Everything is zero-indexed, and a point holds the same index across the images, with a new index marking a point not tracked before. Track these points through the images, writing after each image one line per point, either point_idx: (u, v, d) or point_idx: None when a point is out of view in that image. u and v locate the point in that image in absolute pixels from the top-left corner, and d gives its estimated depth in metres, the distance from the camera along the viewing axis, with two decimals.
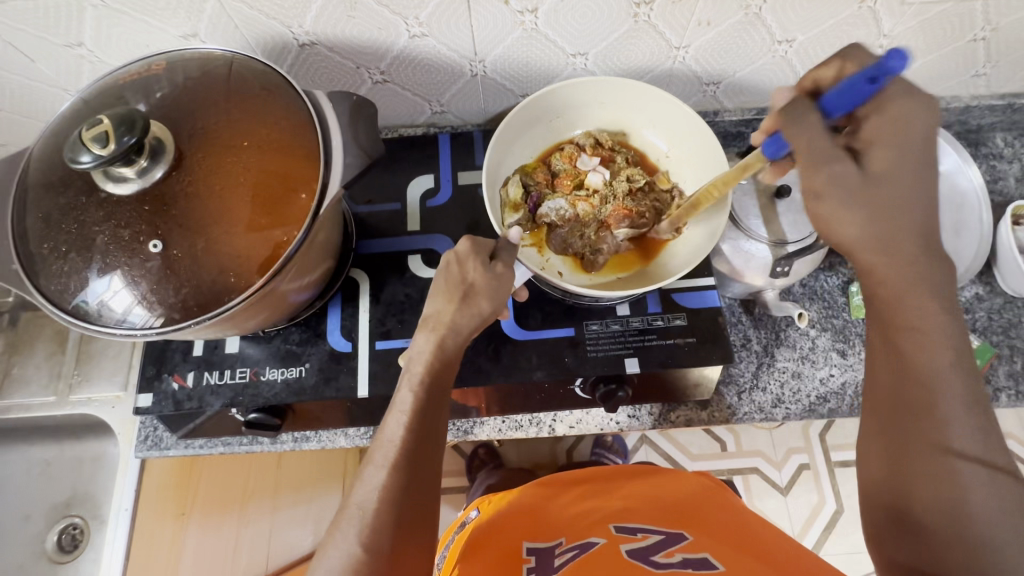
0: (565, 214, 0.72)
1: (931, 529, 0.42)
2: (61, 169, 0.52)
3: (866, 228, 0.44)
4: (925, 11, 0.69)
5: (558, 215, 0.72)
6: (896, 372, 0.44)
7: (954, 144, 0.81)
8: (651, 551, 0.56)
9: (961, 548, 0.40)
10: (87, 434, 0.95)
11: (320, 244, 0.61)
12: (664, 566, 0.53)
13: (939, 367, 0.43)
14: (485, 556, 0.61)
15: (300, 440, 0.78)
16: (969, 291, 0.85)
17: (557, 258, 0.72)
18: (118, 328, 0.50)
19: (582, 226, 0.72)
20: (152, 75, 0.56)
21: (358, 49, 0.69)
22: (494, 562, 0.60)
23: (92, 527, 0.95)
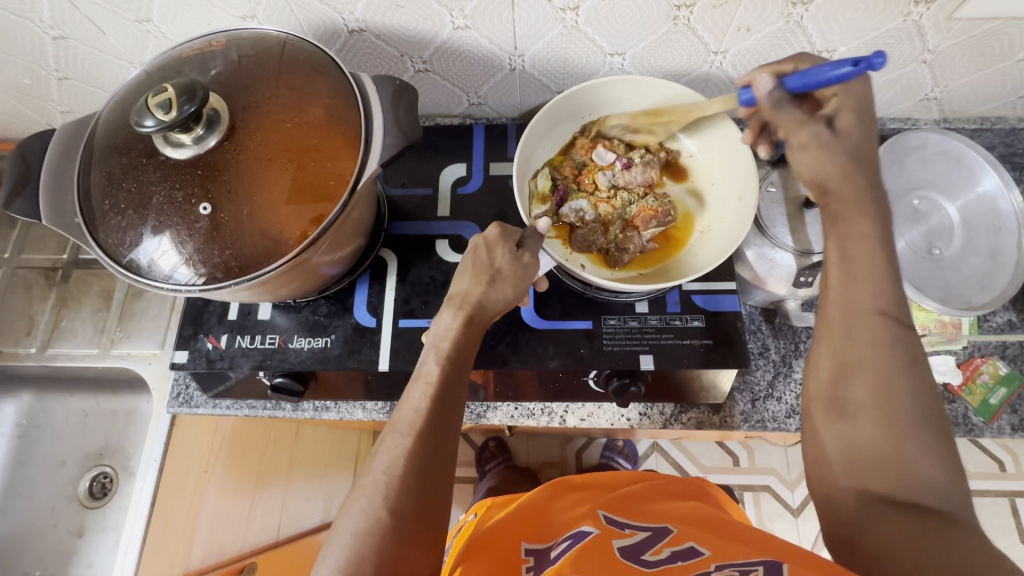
0: (588, 213, 0.72)
1: (863, 411, 0.45)
2: (125, 133, 0.56)
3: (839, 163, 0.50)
4: (972, 28, 0.68)
5: (580, 214, 0.72)
6: (843, 252, 0.48)
7: (996, 165, 0.78)
8: (641, 550, 0.58)
9: (886, 426, 0.44)
10: (123, 389, 1.00)
11: (354, 221, 0.64)
12: (656, 562, 0.55)
13: (879, 295, 0.46)
14: (484, 558, 0.63)
15: (320, 409, 0.81)
16: (1001, 317, 0.83)
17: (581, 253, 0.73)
18: (165, 283, 0.54)
19: (606, 227, 0.73)
20: (211, 51, 0.59)
21: (403, 38, 0.72)
22: (495, 564, 0.61)
23: (120, 477, 1.00)
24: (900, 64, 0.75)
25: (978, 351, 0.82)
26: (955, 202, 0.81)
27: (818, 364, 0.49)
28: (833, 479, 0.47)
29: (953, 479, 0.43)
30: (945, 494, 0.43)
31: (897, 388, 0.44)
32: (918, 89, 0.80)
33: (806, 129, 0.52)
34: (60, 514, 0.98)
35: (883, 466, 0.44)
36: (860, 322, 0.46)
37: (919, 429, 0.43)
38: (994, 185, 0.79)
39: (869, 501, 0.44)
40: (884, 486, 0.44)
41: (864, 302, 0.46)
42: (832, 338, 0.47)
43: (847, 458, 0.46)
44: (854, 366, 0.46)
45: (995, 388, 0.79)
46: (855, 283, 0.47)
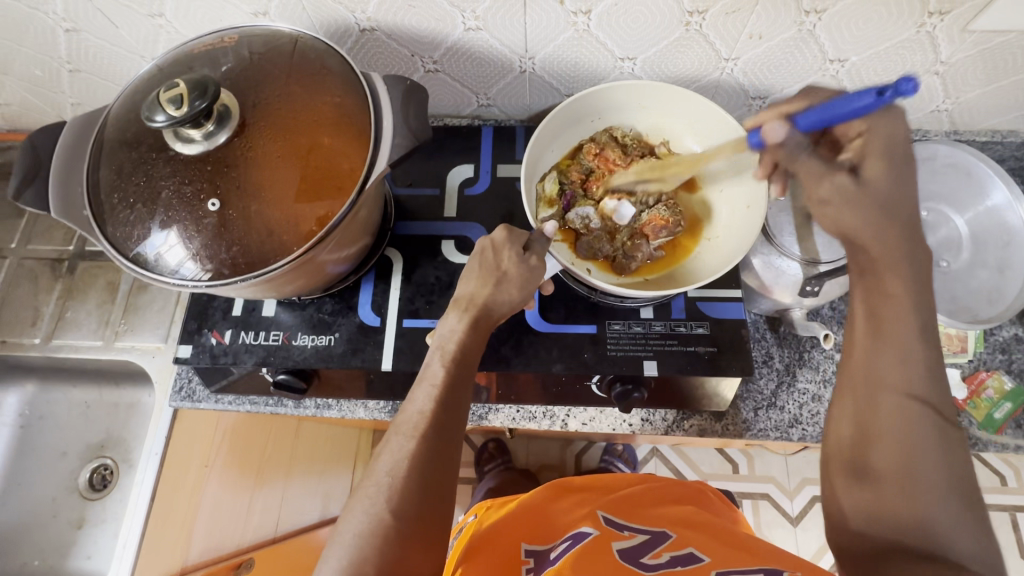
0: (594, 220, 0.72)
1: (884, 471, 0.44)
2: (135, 127, 0.56)
3: (863, 223, 0.48)
4: (985, 41, 0.68)
5: (586, 221, 0.72)
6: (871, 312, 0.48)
7: (1005, 179, 0.77)
8: (641, 552, 0.58)
9: (908, 487, 0.43)
10: (126, 381, 1.00)
11: (361, 221, 0.64)
12: (656, 564, 0.55)
13: (904, 357, 0.45)
14: (483, 559, 0.62)
15: (322, 407, 0.81)
16: (1008, 331, 0.83)
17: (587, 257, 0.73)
18: (171, 278, 0.54)
19: (612, 234, 0.73)
20: (222, 47, 0.59)
21: (414, 38, 0.72)
22: (493, 564, 0.61)
23: (121, 469, 1.00)
24: (911, 75, 0.75)
25: (983, 365, 0.82)
26: (964, 215, 0.81)
27: (840, 419, 0.48)
28: (854, 535, 0.45)
29: (982, 546, 0.41)
30: (974, 559, 0.41)
31: (922, 453, 0.43)
32: (929, 100, 0.79)
33: (829, 180, 0.51)
34: (61, 505, 0.99)
35: (906, 527, 0.43)
36: (884, 380, 0.46)
37: (946, 495, 0.42)
38: (1002, 198, 0.77)
39: (891, 559, 0.43)
40: (905, 544, 0.42)
41: (890, 362, 0.46)
42: (856, 397, 0.47)
43: (867, 517, 0.45)
44: (878, 428, 0.45)
45: (1000, 402, 0.78)
46: (881, 344, 0.46)
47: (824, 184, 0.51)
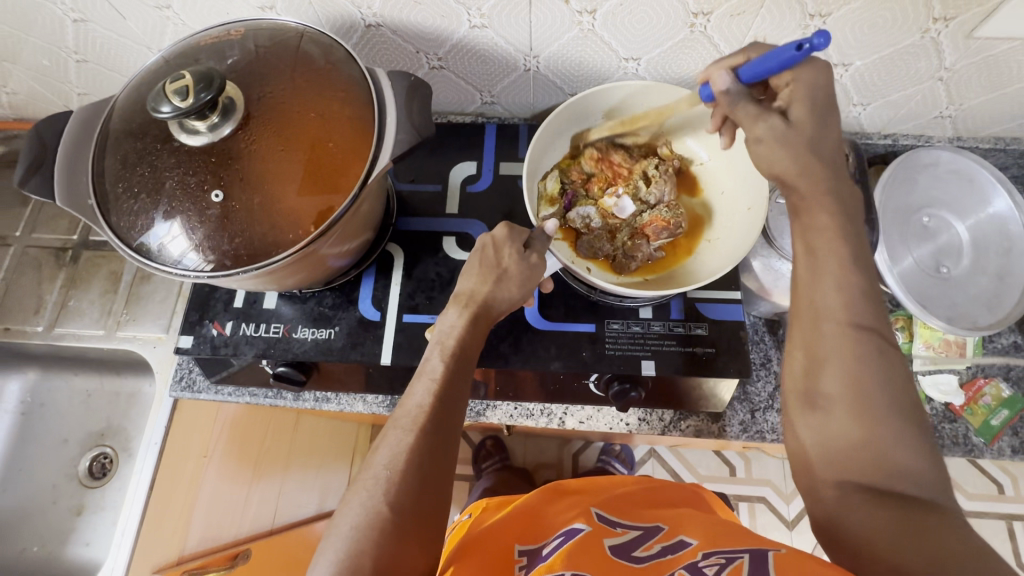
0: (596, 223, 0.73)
1: (837, 404, 0.45)
2: (141, 118, 0.56)
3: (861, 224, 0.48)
4: (990, 48, 0.68)
5: (586, 223, 0.73)
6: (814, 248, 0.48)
7: (1007, 186, 0.78)
8: (632, 546, 0.58)
9: (863, 419, 0.44)
10: (126, 371, 1.01)
11: (363, 215, 0.64)
12: (646, 559, 0.56)
13: (842, 287, 0.46)
14: (477, 559, 0.63)
15: (321, 400, 0.81)
16: (1007, 339, 0.83)
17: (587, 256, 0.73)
18: (174, 268, 0.54)
19: (613, 235, 0.73)
20: (228, 40, 0.60)
21: (420, 35, 0.73)
22: (487, 565, 0.61)
23: (120, 458, 1.01)
24: (915, 81, 0.75)
25: (982, 372, 0.82)
26: (966, 222, 0.81)
27: (791, 357, 0.49)
28: (813, 468, 0.46)
29: (930, 466, 0.43)
30: (923, 479, 0.43)
31: (870, 381, 0.44)
32: (933, 106, 0.79)
33: (763, 121, 0.51)
34: (60, 492, 0.99)
35: (861, 456, 0.44)
36: (828, 312, 0.46)
37: (894, 419, 0.43)
38: (1004, 205, 0.79)
39: (849, 491, 0.44)
40: (862, 475, 0.44)
41: (832, 295, 0.46)
42: (802, 330, 0.48)
43: (826, 453, 0.45)
44: (826, 358, 0.46)
45: (997, 409, 0.78)
46: (822, 277, 0.47)
47: (757, 125, 0.51)
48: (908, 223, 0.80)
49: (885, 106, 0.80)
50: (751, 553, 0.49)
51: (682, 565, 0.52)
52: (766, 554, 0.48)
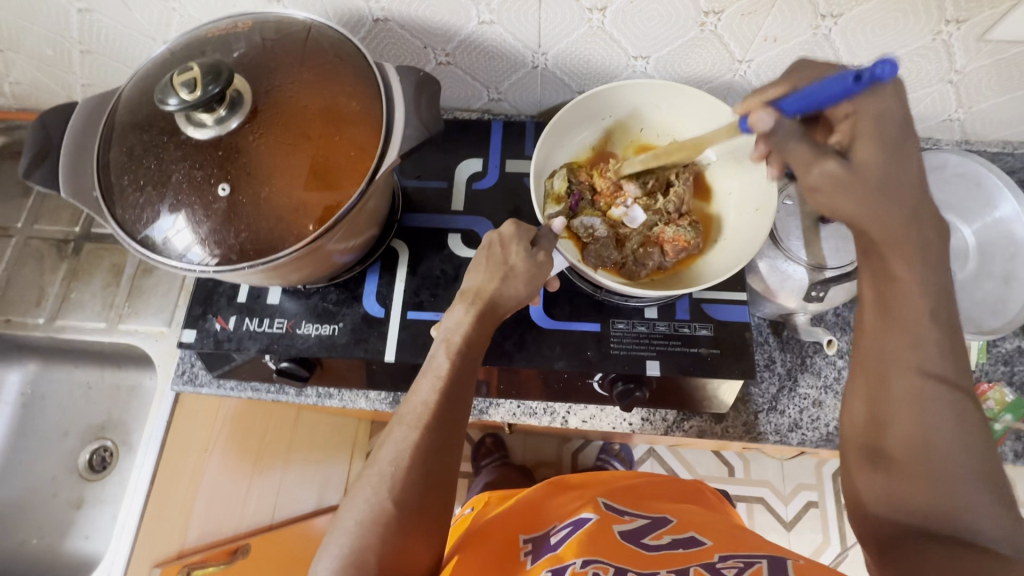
0: (603, 233, 0.71)
1: (901, 456, 0.44)
2: (147, 110, 0.56)
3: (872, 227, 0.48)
4: (1001, 51, 0.68)
5: (593, 232, 0.71)
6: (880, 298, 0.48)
7: (1014, 190, 0.77)
8: (641, 534, 0.59)
9: (928, 473, 0.43)
10: (127, 364, 1.01)
11: (369, 211, 0.64)
12: (655, 547, 0.57)
13: (915, 341, 0.45)
14: (482, 550, 0.63)
15: (323, 396, 0.81)
16: (1010, 343, 0.83)
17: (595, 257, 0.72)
18: (179, 262, 0.54)
19: (621, 243, 0.72)
20: (236, 33, 0.59)
21: (428, 30, 0.72)
22: (493, 556, 0.62)
23: (120, 451, 1.01)
24: (925, 84, 0.74)
25: (985, 376, 0.82)
26: (972, 226, 0.81)
27: (852, 405, 0.49)
28: (870, 513, 0.46)
29: (1012, 529, 0.41)
30: (1001, 541, 0.41)
31: (939, 437, 0.43)
32: (941, 109, 0.79)
33: (818, 166, 0.48)
34: (60, 485, 0.99)
35: (927, 511, 0.43)
36: (896, 364, 0.46)
37: (968, 478, 0.42)
38: (1011, 209, 0.78)
39: (910, 543, 0.43)
40: (923, 525, 0.43)
41: (904, 349, 0.45)
42: (866, 380, 0.47)
43: (890, 506, 0.45)
44: (891, 413, 0.45)
45: (1000, 414, 0.78)
46: (891, 328, 0.46)
47: (810, 169, 0.49)
48: None
49: None
50: (769, 560, 0.50)
51: (698, 563, 0.52)
52: (785, 561, 0.49)
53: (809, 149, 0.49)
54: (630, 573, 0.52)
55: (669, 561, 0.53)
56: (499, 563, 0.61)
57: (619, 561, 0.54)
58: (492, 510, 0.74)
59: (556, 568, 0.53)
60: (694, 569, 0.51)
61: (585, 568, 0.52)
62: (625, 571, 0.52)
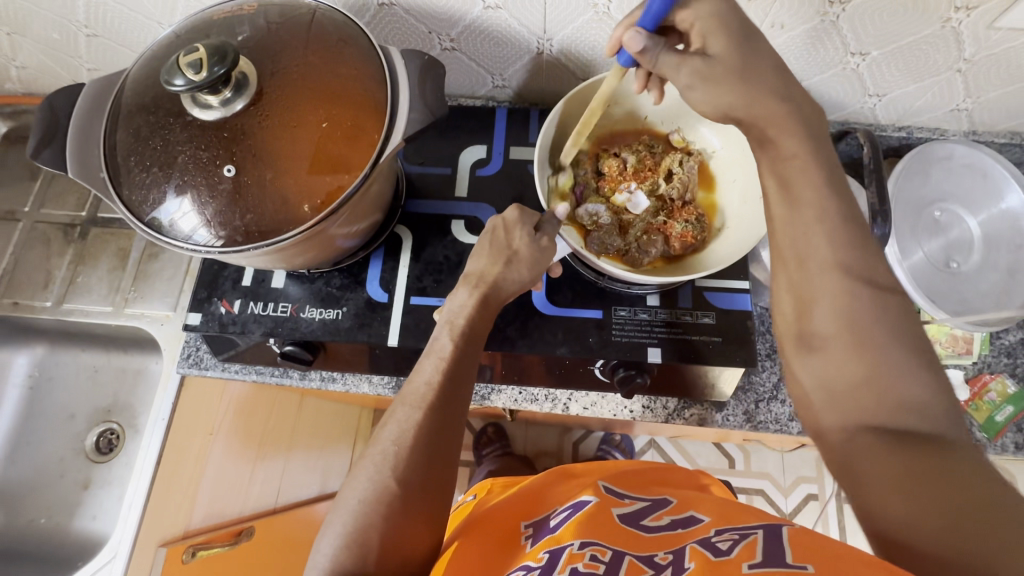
0: (606, 220, 0.72)
1: (833, 342, 0.45)
2: (153, 92, 0.56)
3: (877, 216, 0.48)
4: (1011, 39, 0.67)
5: (597, 221, 0.71)
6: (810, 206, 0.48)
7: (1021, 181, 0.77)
8: (640, 516, 0.60)
9: (860, 353, 0.43)
10: (133, 348, 1.01)
11: (373, 195, 0.64)
12: (656, 528, 0.57)
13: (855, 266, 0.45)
14: (483, 535, 0.64)
15: (327, 380, 0.82)
16: (1014, 335, 0.83)
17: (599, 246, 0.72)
18: (185, 243, 0.54)
19: (625, 229, 0.72)
20: (241, 16, 0.59)
21: (433, 14, 0.72)
22: (494, 543, 0.62)
23: (127, 434, 1.02)
24: (933, 73, 0.74)
25: (987, 368, 0.82)
26: (977, 217, 0.80)
27: (782, 306, 0.49)
28: (820, 413, 0.46)
29: (939, 398, 0.42)
30: (933, 415, 0.41)
31: (863, 317, 0.44)
32: (949, 99, 0.78)
33: (684, 65, 0.51)
34: (68, 466, 1.00)
35: (867, 395, 0.43)
36: (811, 251, 0.47)
37: (891, 350, 0.43)
38: (1017, 200, 0.78)
39: (855, 433, 0.43)
40: (867, 414, 0.43)
41: (814, 237, 0.47)
42: (787, 272, 0.48)
43: (837, 399, 0.44)
44: (814, 297, 0.46)
45: (1002, 405, 0.78)
46: (806, 221, 0.48)
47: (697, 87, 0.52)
48: (920, 217, 0.80)
49: (901, 97, 0.79)
50: (766, 529, 0.49)
51: (694, 539, 0.52)
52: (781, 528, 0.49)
53: (674, 54, 0.52)
54: (628, 552, 0.52)
55: (667, 542, 0.53)
56: (499, 547, 0.61)
57: (617, 543, 0.53)
58: (494, 498, 0.75)
59: (553, 549, 0.54)
60: (689, 546, 0.51)
61: (583, 549, 0.52)
62: (623, 553, 0.52)
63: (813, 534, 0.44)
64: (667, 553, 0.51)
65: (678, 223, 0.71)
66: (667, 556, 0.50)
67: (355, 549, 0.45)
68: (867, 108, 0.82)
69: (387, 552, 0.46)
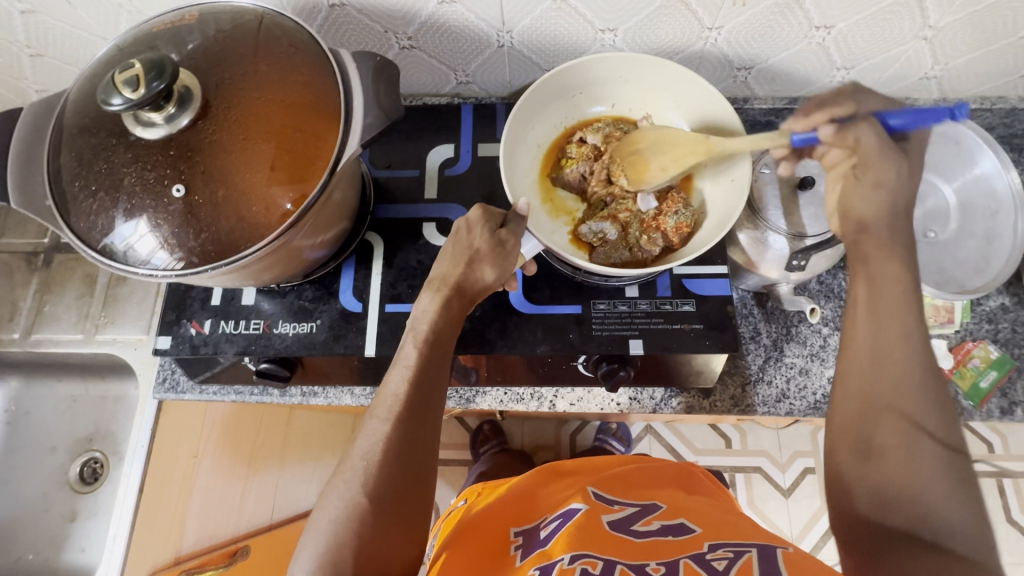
0: (607, 230, 0.69)
1: (887, 450, 0.45)
2: (94, 111, 0.54)
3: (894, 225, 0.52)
4: (974, 3, 0.66)
5: (603, 235, 0.69)
6: (888, 298, 0.49)
7: (993, 145, 0.76)
8: (630, 521, 0.60)
9: (911, 465, 0.44)
10: (110, 374, 0.99)
11: (335, 205, 0.62)
12: (645, 534, 0.57)
13: (906, 330, 0.48)
14: (471, 544, 0.63)
15: (308, 395, 0.80)
16: (994, 300, 0.83)
17: (601, 251, 0.69)
18: (141, 268, 0.52)
19: (624, 232, 0.69)
20: (185, 25, 0.57)
21: (387, 13, 0.70)
22: (480, 552, 0.61)
23: (111, 462, 1.00)
24: (899, 42, 0.73)
25: (970, 335, 0.82)
26: (952, 184, 0.80)
27: (843, 399, 0.50)
28: (854, 508, 0.47)
29: (980, 530, 0.42)
30: (970, 543, 0.41)
31: (923, 436, 0.45)
32: (917, 67, 0.77)
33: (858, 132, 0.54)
34: (52, 499, 0.98)
35: (906, 507, 0.44)
36: (884, 349, 0.48)
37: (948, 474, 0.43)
38: (991, 165, 0.77)
39: (888, 539, 0.44)
40: (908, 523, 0.43)
41: (901, 362, 0.47)
42: (856, 372, 0.49)
43: (883, 501, 0.45)
44: (880, 407, 0.47)
45: (986, 370, 0.78)
46: (883, 320, 0.49)
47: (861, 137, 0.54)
48: None
49: (869, 69, 0.78)
50: (760, 549, 0.51)
51: (687, 554, 0.52)
52: (775, 552, 0.50)
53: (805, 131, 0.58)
54: (619, 565, 0.51)
55: (658, 551, 0.53)
56: (488, 557, 0.60)
57: (606, 552, 0.53)
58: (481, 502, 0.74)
59: (544, 566, 0.53)
60: (683, 560, 0.51)
61: (572, 563, 0.51)
62: (615, 562, 0.52)
63: (809, 560, 0.49)
64: (659, 564, 0.51)
65: (669, 215, 0.69)
66: (659, 568, 0.50)
67: (331, 567, 0.45)
68: (836, 82, 0.81)
69: (362, 565, 0.45)
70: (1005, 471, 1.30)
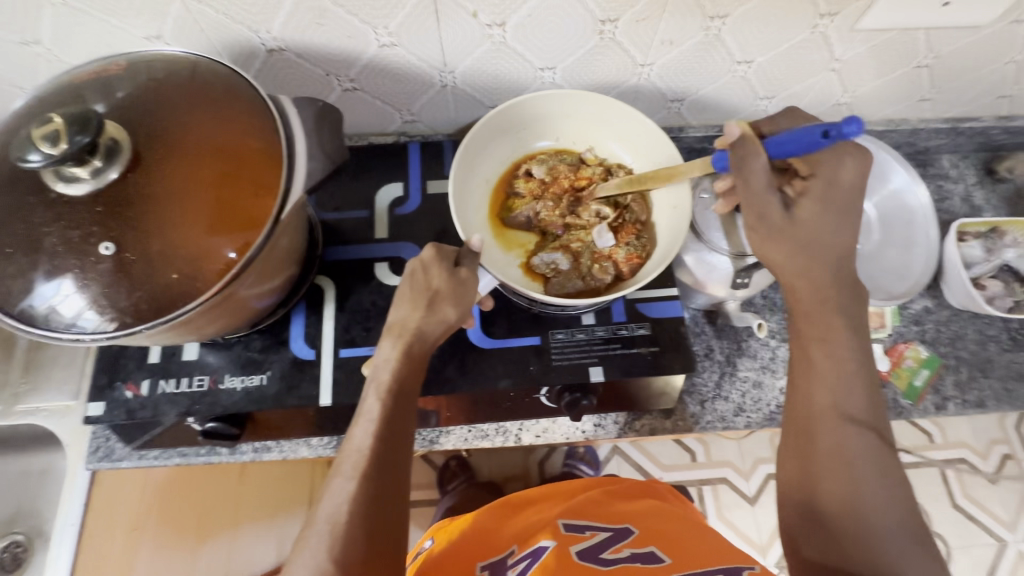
0: (558, 260, 0.71)
1: (835, 515, 0.50)
2: (7, 169, 0.50)
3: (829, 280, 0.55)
4: (873, 38, 0.73)
5: (555, 265, 0.71)
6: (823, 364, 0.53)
7: (903, 163, 0.83)
8: (600, 550, 0.59)
9: (859, 528, 0.49)
10: (34, 446, 0.90)
11: (282, 251, 0.60)
12: (614, 563, 0.57)
13: (836, 391, 0.52)
14: None
15: (261, 450, 0.75)
16: (919, 303, 0.89)
17: (555, 280, 0.71)
18: (66, 332, 0.49)
19: (575, 261, 0.71)
20: (112, 75, 0.55)
21: (327, 57, 0.70)
22: None
23: (37, 544, 0.90)
24: (812, 74, 0.79)
25: (901, 337, 0.87)
26: (871, 198, 0.87)
27: (789, 467, 0.54)
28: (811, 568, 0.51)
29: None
30: None
31: (865, 499, 0.49)
32: (830, 95, 0.84)
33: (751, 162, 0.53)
34: None
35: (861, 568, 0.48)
36: (820, 413, 0.52)
37: (894, 531, 0.48)
38: (903, 181, 0.84)
39: None
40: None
41: (836, 431, 0.52)
42: (797, 439, 0.54)
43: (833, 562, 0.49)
44: (820, 474, 0.51)
45: (919, 369, 0.84)
46: (816, 386, 0.53)
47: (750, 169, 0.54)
48: None
49: (789, 98, 0.84)
50: None
51: None
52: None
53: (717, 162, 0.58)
54: None
55: None
56: None
57: None
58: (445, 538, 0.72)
59: None
60: None
61: None
62: None
63: None
64: None
65: (621, 246, 0.71)
66: None
67: None
68: (760, 110, 0.87)
69: None
70: (945, 459, 1.39)
